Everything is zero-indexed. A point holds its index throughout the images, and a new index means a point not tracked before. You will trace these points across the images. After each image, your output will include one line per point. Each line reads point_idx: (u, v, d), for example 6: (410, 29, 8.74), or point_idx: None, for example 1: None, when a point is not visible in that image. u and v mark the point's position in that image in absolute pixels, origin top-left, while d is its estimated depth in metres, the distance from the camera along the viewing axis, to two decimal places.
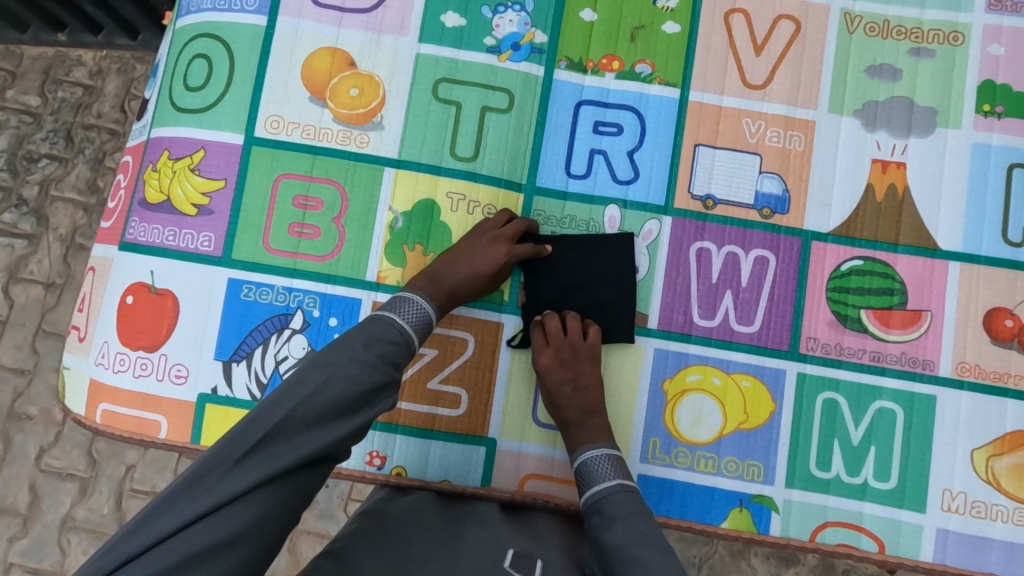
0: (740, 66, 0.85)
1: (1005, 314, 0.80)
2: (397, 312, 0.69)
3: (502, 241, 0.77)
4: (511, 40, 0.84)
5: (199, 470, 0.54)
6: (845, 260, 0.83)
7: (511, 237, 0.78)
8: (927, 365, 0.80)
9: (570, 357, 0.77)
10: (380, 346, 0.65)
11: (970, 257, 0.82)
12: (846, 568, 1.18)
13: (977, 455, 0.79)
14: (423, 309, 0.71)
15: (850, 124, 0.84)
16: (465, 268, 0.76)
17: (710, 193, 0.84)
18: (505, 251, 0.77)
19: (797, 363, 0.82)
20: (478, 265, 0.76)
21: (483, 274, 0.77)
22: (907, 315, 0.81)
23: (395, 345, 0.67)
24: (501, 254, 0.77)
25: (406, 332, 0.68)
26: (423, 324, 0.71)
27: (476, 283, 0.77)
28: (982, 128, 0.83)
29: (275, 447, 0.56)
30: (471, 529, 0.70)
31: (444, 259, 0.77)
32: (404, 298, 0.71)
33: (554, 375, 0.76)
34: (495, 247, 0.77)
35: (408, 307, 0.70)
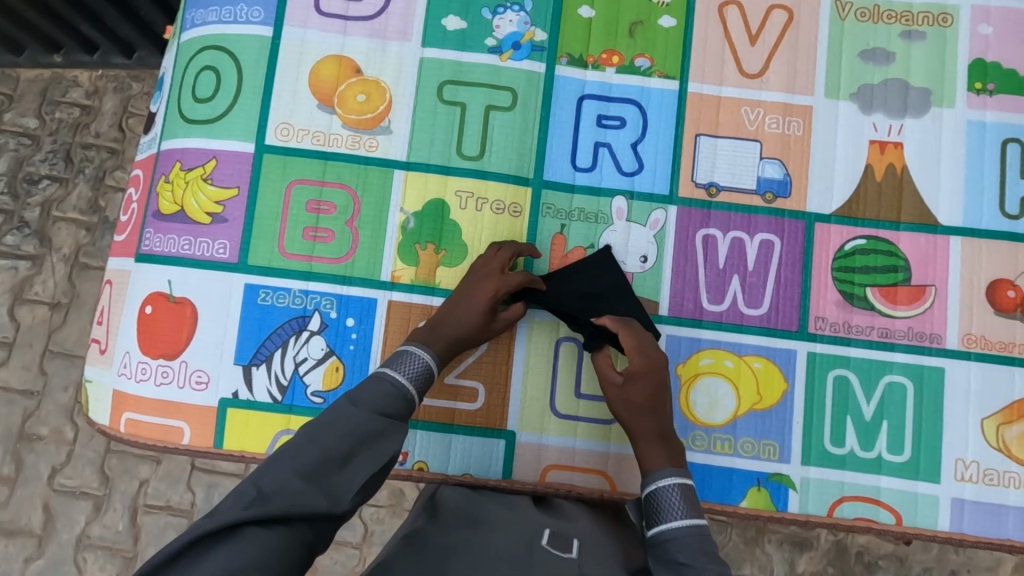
0: (737, 56, 0.87)
1: (1006, 285, 0.82)
2: (396, 367, 0.69)
3: (491, 277, 0.77)
4: (511, 40, 0.86)
5: (216, 506, 0.55)
6: (849, 239, 0.85)
7: (500, 271, 0.78)
8: (934, 339, 0.82)
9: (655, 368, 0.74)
10: (372, 396, 0.66)
11: (970, 231, 0.83)
12: (859, 550, 1.21)
13: (988, 424, 0.80)
14: (421, 360, 0.71)
15: (846, 108, 0.87)
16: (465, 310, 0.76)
17: (714, 180, 0.86)
18: (493, 285, 0.76)
19: (807, 342, 0.83)
20: (470, 307, 0.76)
21: (478, 313, 0.76)
22: (912, 291, 0.83)
23: (392, 398, 0.67)
24: (489, 289, 0.76)
25: (405, 386, 0.68)
26: (423, 376, 0.71)
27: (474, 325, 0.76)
28: (975, 105, 0.85)
29: (272, 499, 0.54)
30: (499, 516, 0.71)
31: (445, 306, 0.77)
32: (402, 352, 0.71)
33: (642, 385, 0.73)
34: (483, 284, 0.76)
35: (406, 360, 0.70)
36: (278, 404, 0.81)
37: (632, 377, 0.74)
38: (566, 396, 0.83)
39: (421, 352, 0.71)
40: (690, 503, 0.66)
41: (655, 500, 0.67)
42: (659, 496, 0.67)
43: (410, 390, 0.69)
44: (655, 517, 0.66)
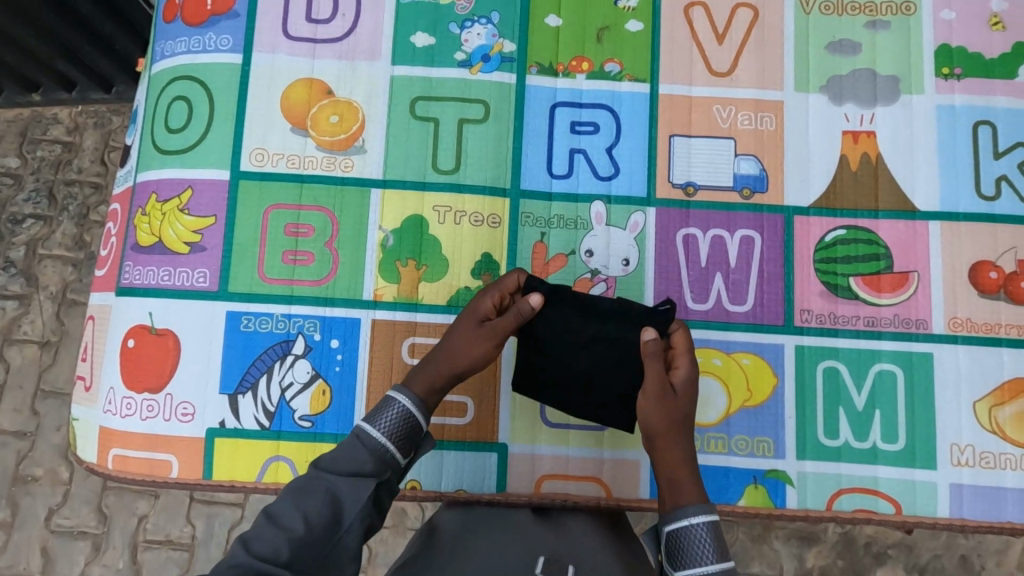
0: (705, 55, 0.88)
1: (988, 266, 0.82)
2: (373, 420, 0.64)
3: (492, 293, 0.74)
4: (480, 52, 0.87)
5: None
6: (829, 230, 0.85)
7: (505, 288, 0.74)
8: (921, 324, 0.82)
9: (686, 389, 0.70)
10: (346, 456, 0.62)
11: (949, 214, 0.83)
12: (868, 541, 1.20)
13: (980, 407, 0.80)
14: (399, 413, 0.65)
15: (817, 100, 0.87)
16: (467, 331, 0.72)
17: (690, 180, 0.86)
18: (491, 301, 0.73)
19: (794, 336, 0.83)
20: (460, 329, 0.72)
21: (470, 333, 0.71)
22: (895, 278, 0.83)
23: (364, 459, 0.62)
24: (486, 305, 0.73)
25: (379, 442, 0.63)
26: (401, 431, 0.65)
27: (466, 351, 0.71)
28: (944, 90, 0.86)
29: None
30: (494, 536, 0.70)
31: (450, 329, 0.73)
32: (385, 399, 0.67)
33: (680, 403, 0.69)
34: (484, 298, 0.73)
35: (385, 414, 0.65)
36: (266, 431, 0.80)
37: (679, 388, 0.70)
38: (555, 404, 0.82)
39: (404, 397, 0.66)
40: (718, 542, 0.62)
41: (683, 540, 0.62)
42: (686, 534, 0.62)
43: (387, 446, 0.63)
44: (681, 557, 0.61)
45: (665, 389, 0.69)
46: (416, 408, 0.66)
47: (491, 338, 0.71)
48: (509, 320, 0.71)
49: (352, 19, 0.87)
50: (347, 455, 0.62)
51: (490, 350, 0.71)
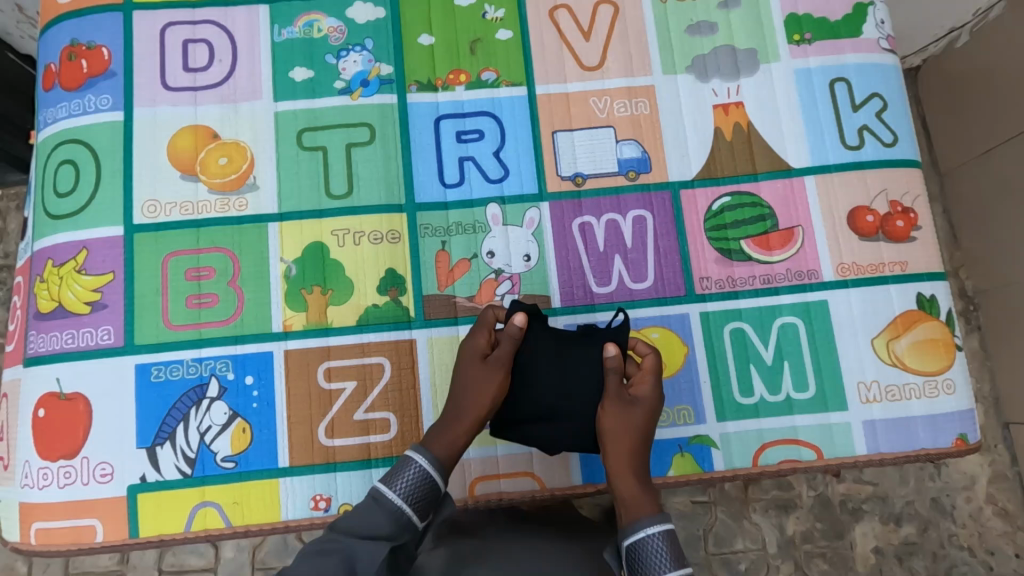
0: (575, 53, 0.92)
1: (865, 211, 0.87)
2: (391, 481, 0.65)
3: (481, 332, 0.76)
4: (359, 78, 0.89)
5: None
6: (714, 199, 0.89)
7: (488, 321, 0.76)
8: (813, 275, 0.86)
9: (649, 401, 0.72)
10: (362, 518, 0.62)
11: (821, 168, 0.88)
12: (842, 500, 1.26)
13: (878, 343, 0.83)
14: (419, 472, 0.66)
15: (685, 80, 0.92)
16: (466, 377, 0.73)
17: (578, 170, 0.89)
18: (483, 336, 0.75)
19: (698, 304, 0.86)
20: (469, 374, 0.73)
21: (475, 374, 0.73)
22: (782, 235, 0.87)
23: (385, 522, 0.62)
24: (482, 342, 0.74)
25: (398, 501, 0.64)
26: (421, 492, 0.65)
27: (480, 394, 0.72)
28: (798, 55, 0.91)
29: None
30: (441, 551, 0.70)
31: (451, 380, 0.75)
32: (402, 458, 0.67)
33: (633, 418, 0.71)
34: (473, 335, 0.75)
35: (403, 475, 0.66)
36: (189, 478, 0.79)
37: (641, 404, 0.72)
38: None
39: (421, 455, 0.67)
40: (674, 549, 0.64)
41: (640, 551, 0.63)
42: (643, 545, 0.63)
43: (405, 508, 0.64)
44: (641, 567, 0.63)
45: (622, 403, 0.71)
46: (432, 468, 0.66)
47: (499, 370, 0.72)
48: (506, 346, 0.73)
49: (229, 64, 0.89)
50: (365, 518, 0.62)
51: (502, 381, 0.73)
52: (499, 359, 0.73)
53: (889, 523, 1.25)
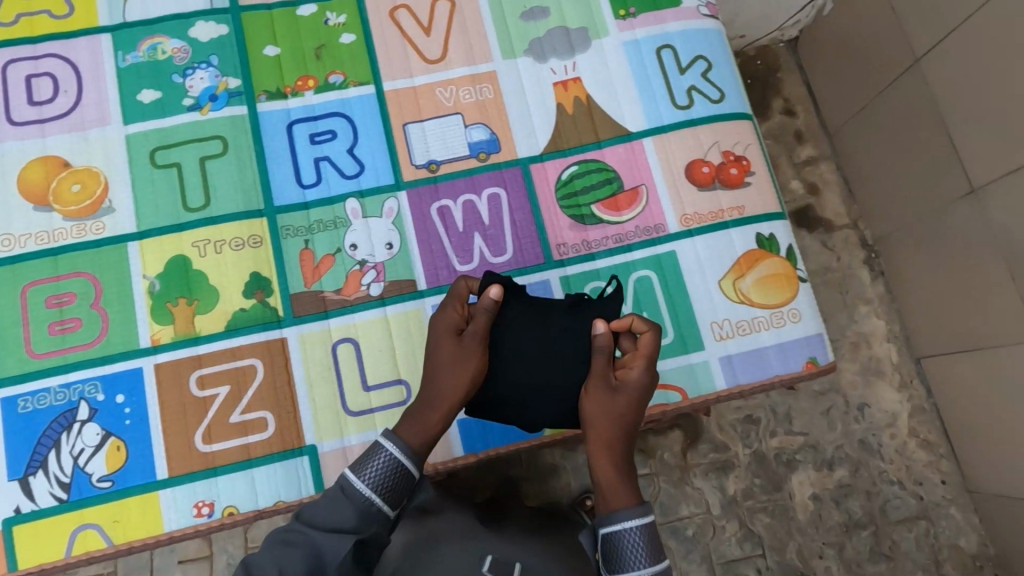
0: (418, 48, 0.97)
1: (700, 163, 0.92)
2: (362, 470, 0.68)
3: (456, 307, 0.77)
4: (207, 93, 0.92)
5: None
6: (563, 170, 0.94)
7: (460, 296, 0.77)
8: (660, 228, 0.91)
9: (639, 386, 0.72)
10: (331, 512, 0.66)
11: (656, 129, 0.94)
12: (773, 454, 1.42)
13: (725, 283, 0.89)
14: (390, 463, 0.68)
15: (524, 62, 0.97)
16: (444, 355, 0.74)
17: (431, 158, 0.93)
18: (455, 313, 0.76)
19: (557, 269, 0.90)
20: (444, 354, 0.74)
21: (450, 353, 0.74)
22: (628, 195, 0.92)
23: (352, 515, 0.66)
24: (453, 318, 0.76)
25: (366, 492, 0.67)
26: (391, 480, 0.68)
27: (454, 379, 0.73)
28: (625, 29, 0.97)
29: None
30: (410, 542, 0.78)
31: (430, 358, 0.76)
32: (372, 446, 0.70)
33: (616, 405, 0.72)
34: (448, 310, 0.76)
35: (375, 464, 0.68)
36: (66, 503, 0.79)
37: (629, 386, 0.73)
38: (355, 393, 0.86)
39: (392, 446, 0.69)
40: (651, 544, 0.69)
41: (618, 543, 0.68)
42: (621, 537, 0.68)
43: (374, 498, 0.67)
44: (617, 556, 0.68)
45: (606, 387, 0.73)
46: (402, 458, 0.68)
47: (472, 349, 0.74)
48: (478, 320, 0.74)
49: (75, 94, 0.90)
50: (333, 510, 0.66)
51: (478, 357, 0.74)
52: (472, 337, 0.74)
53: (822, 467, 1.43)
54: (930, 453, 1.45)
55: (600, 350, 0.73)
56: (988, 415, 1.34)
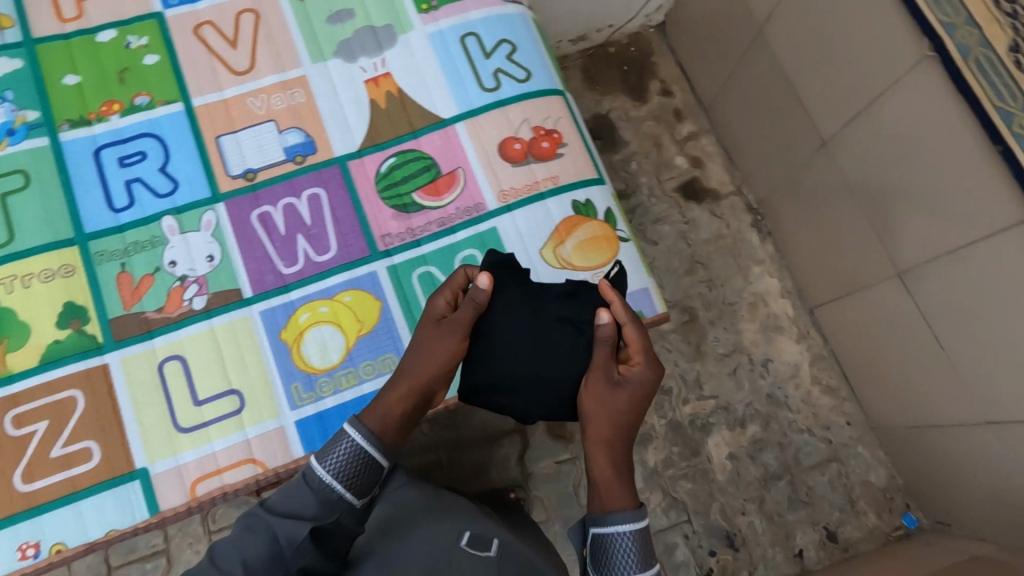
0: (225, 62, 0.97)
1: (512, 140, 0.96)
2: (326, 456, 0.76)
3: (445, 292, 0.82)
4: (3, 129, 0.90)
5: None
6: (382, 162, 0.95)
7: (455, 283, 0.82)
8: (480, 207, 0.94)
9: (640, 388, 0.78)
10: (295, 499, 0.75)
11: (468, 113, 0.97)
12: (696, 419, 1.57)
13: (546, 252, 0.92)
14: (353, 447, 0.76)
15: (334, 64, 0.99)
16: (421, 348, 0.80)
17: (248, 167, 0.94)
18: (441, 299, 0.81)
19: (384, 260, 0.92)
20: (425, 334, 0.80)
21: (431, 339, 0.80)
22: (447, 179, 0.95)
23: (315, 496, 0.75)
24: (439, 305, 0.81)
25: (328, 478, 0.75)
26: (353, 465, 0.76)
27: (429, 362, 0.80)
28: (429, 22, 1.00)
29: None
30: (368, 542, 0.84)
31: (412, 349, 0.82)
32: (339, 435, 0.77)
33: (616, 402, 0.78)
34: (437, 298, 0.81)
35: (338, 451, 0.76)
36: None
37: (630, 383, 0.78)
38: (186, 409, 0.84)
39: (355, 435, 0.76)
40: (642, 551, 0.74)
41: (607, 546, 0.74)
42: (612, 540, 0.74)
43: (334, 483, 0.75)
44: (607, 556, 0.74)
45: (606, 381, 0.78)
46: (365, 444, 0.76)
47: (450, 336, 0.79)
48: (465, 309, 0.79)
49: None
50: (297, 496, 0.75)
51: (456, 346, 0.80)
52: (451, 323, 0.80)
53: (737, 427, 1.58)
54: (833, 398, 1.61)
55: (601, 341, 0.78)
56: (858, 352, 1.53)
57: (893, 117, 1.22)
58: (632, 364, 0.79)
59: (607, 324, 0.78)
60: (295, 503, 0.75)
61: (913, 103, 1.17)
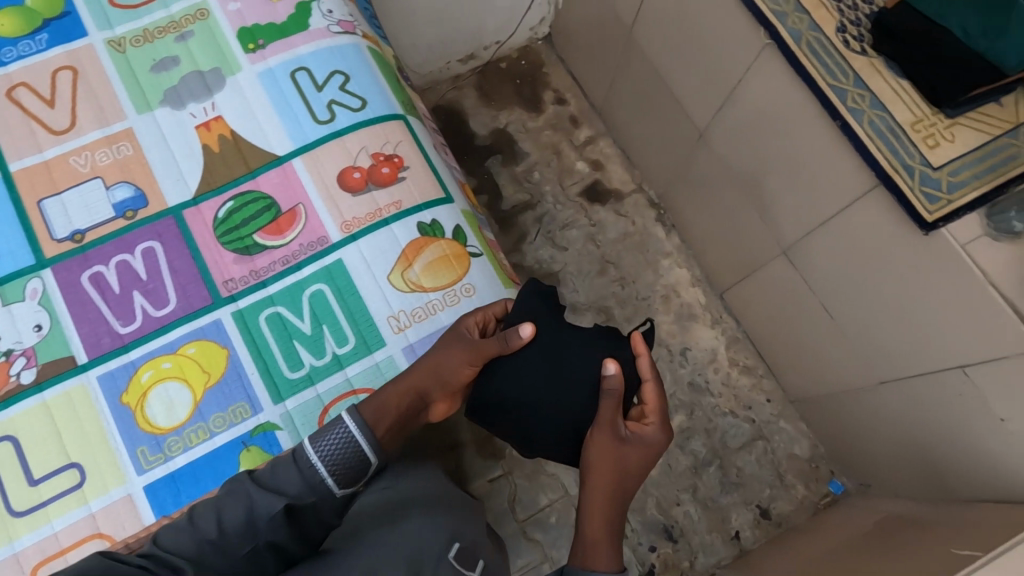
0: (43, 122, 1.07)
1: (352, 169, 1.06)
2: (315, 442, 0.94)
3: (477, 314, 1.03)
4: None
5: None
6: (219, 207, 1.04)
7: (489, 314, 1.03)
8: (323, 240, 1.04)
9: (650, 445, 1.02)
10: (281, 474, 0.93)
11: (302, 146, 1.06)
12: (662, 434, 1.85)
13: (394, 277, 1.04)
14: (342, 436, 0.95)
15: (161, 112, 1.08)
16: (444, 359, 0.98)
17: (75, 228, 1.03)
18: (473, 320, 1.01)
19: (229, 306, 1.01)
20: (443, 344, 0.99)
21: (450, 349, 0.98)
22: (287, 216, 1.04)
23: (299, 474, 0.93)
24: (469, 327, 1.00)
25: (315, 461, 0.94)
26: (336, 453, 0.94)
27: (426, 374, 0.98)
28: (257, 60, 1.10)
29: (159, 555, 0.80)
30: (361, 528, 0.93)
31: (433, 364, 0.98)
32: (333, 423, 0.96)
33: (626, 454, 1.00)
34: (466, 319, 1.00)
35: (327, 439, 0.95)
36: None
37: (641, 440, 1.01)
38: (24, 489, 0.93)
39: (350, 424, 0.95)
40: None
41: None
42: None
43: (319, 465, 0.93)
44: None
45: (615, 438, 1.00)
46: (355, 434, 0.95)
47: (458, 353, 0.97)
48: (491, 342, 0.97)
49: None
50: (283, 473, 0.93)
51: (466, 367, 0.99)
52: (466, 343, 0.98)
53: None
54: (752, 377, 1.94)
55: (611, 395, 1.00)
56: (767, 317, 1.83)
57: (763, 94, 1.41)
58: (645, 425, 1.03)
59: (616, 378, 1.01)
60: (278, 478, 0.93)
61: (772, 82, 1.37)
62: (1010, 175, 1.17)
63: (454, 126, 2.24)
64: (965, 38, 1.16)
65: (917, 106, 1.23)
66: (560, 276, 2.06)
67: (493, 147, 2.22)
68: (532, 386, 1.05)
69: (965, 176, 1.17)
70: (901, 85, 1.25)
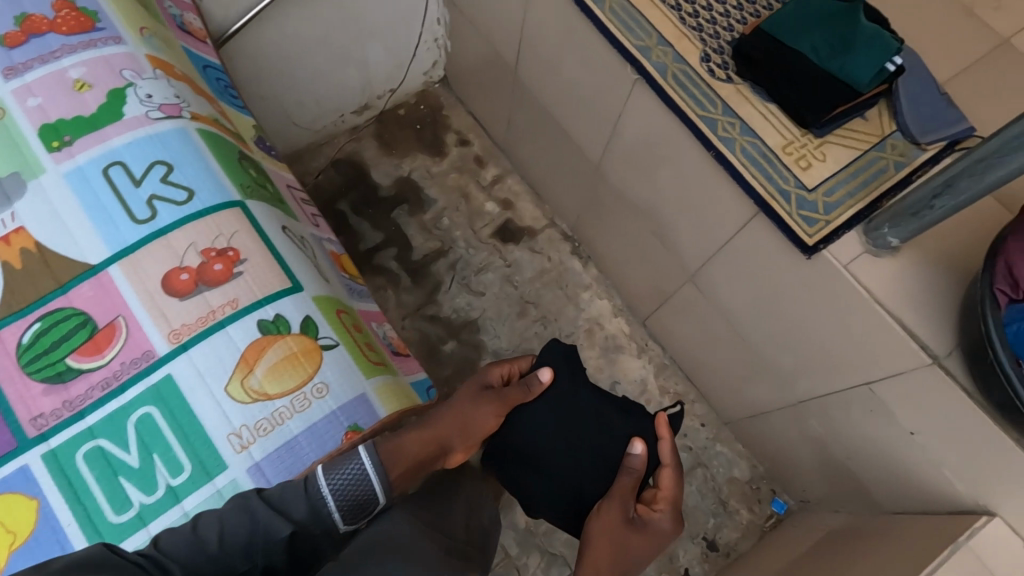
0: None
1: (178, 271, 1.06)
2: (332, 472, 0.91)
3: (498, 370, 1.25)
4: None
5: None
6: (29, 332, 1.03)
7: (509, 370, 1.26)
8: (148, 354, 1.03)
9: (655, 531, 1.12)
10: (290, 497, 0.89)
11: (120, 250, 1.06)
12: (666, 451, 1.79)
13: (234, 386, 1.03)
14: (357, 470, 0.92)
15: None
16: (469, 404, 1.16)
17: None
18: (492, 376, 1.23)
19: (41, 445, 1.00)
20: (466, 396, 1.18)
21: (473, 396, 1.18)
22: (106, 332, 1.03)
23: (308, 502, 0.88)
24: (493, 377, 1.23)
25: (326, 491, 0.89)
26: (346, 488, 0.91)
27: (450, 420, 1.14)
28: (65, 159, 1.09)
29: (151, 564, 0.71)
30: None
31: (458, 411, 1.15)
32: (350, 456, 0.94)
33: (629, 534, 1.10)
34: (494, 371, 1.23)
35: (344, 470, 0.92)
36: None
37: (650, 520, 1.13)
38: None
39: (365, 458, 0.93)
40: None
41: None
42: None
43: (328, 500, 0.89)
44: None
45: (625, 514, 1.12)
46: (371, 470, 0.93)
47: (486, 399, 1.17)
48: (517, 390, 1.21)
49: None
50: (292, 497, 0.89)
51: (490, 413, 1.17)
52: (491, 391, 1.19)
53: None
54: (683, 403, 1.90)
55: (629, 473, 1.16)
56: (688, 341, 1.80)
57: (642, 125, 1.38)
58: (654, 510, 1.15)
59: (638, 459, 1.17)
60: (286, 503, 0.88)
61: (647, 115, 1.35)
62: (883, 189, 1.19)
63: (354, 179, 2.16)
64: (824, 62, 1.16)
65: (787, 128, 1.23)
66: (479, 323, 1.98)
67: (398, 197, 2.14)
68: (545, 431, 1.23)
69: (840, 195, 1.18)
70: (767, 109, 1.24)
